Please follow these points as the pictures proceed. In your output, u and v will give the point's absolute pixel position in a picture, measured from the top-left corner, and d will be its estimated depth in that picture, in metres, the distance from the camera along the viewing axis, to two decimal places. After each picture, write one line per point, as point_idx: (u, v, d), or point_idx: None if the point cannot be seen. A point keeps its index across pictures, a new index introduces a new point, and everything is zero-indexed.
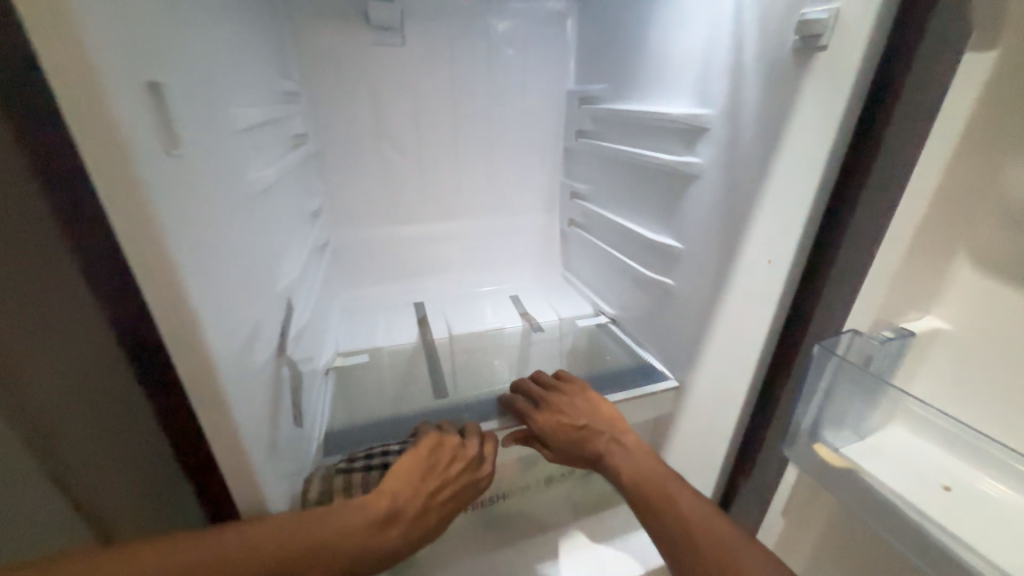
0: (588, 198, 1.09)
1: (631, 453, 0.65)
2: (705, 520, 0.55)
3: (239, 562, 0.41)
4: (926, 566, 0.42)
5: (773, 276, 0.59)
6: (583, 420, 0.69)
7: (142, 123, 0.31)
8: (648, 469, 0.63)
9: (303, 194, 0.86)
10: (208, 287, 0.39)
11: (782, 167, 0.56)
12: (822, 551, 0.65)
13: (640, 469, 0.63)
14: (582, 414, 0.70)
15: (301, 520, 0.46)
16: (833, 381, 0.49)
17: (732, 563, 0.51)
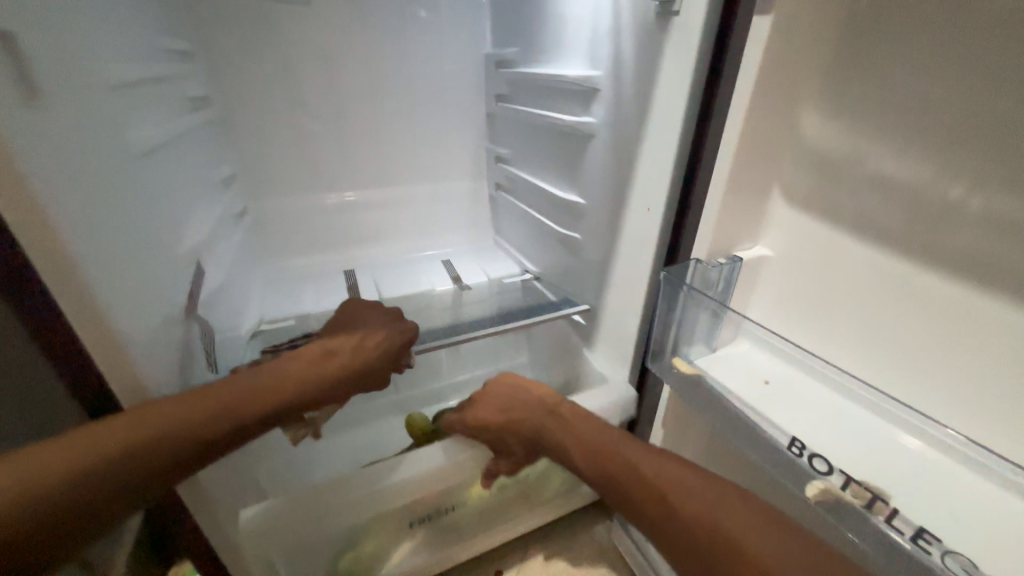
0: (510, 161, 1.13)
1: (567, 429, 0.60)
2: (637, 454, 0.54)
3: (179, 416, 0.46)
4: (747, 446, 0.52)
5: (651, 222, 0.68)
6: (506, 407, 0.65)
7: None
8: (579, 422, 0.61)
9: (208, 161, 0.84)
10: (86, 239, 0.41)
11: (653, 124, 0.64)
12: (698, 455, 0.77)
13: (578, 437, 0.59)
14: (512, 403, 0.65)
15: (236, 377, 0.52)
16: (686, 306, 0.59)
17: (677, 500, 0.48)
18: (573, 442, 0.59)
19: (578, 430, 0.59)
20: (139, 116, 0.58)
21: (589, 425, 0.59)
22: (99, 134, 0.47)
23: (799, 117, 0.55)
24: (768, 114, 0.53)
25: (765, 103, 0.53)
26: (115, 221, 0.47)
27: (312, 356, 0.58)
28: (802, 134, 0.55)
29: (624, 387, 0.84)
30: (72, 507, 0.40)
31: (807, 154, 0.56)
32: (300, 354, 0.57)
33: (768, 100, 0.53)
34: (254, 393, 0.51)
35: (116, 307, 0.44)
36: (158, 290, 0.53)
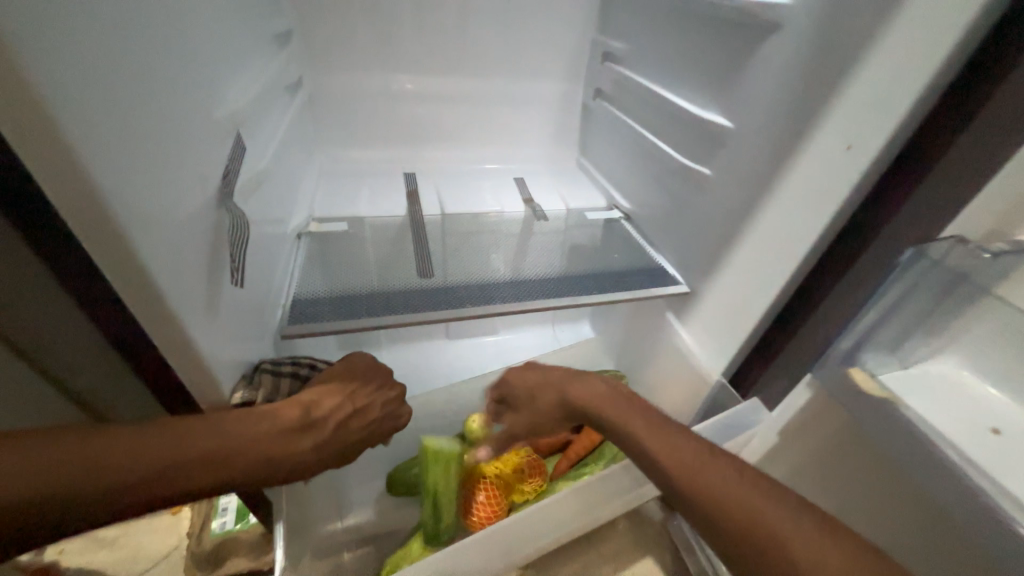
0: (624, 60, 0.88)
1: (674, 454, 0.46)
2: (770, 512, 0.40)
3: (120, 464, 0.37)
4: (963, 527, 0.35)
5: (850, 166, 0.47)
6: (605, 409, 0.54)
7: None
8: (681, 458, 0.46)
9: (260, 5, 0.66)
10: (57, 70, 0.28)
11: (911, 10, 0.41)
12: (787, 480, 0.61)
13: (686, 469, 0.45)
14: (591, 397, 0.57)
15: (204, 421, 0.43)
16: (898, 299, 0.40)
17: None
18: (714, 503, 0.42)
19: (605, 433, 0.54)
20: None
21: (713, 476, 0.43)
22: None
23: None
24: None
25: None
26: (106, 43, 0.32)
27: (292, 422, 0.48)
28: None
29: (723, 367, 0.68)
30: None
31: None
32: (278, 412, 0.48)
33: None
34: (211, 452, 0.42)
35: (109, 179, 0.32)
36: (183, 161, 0.41)
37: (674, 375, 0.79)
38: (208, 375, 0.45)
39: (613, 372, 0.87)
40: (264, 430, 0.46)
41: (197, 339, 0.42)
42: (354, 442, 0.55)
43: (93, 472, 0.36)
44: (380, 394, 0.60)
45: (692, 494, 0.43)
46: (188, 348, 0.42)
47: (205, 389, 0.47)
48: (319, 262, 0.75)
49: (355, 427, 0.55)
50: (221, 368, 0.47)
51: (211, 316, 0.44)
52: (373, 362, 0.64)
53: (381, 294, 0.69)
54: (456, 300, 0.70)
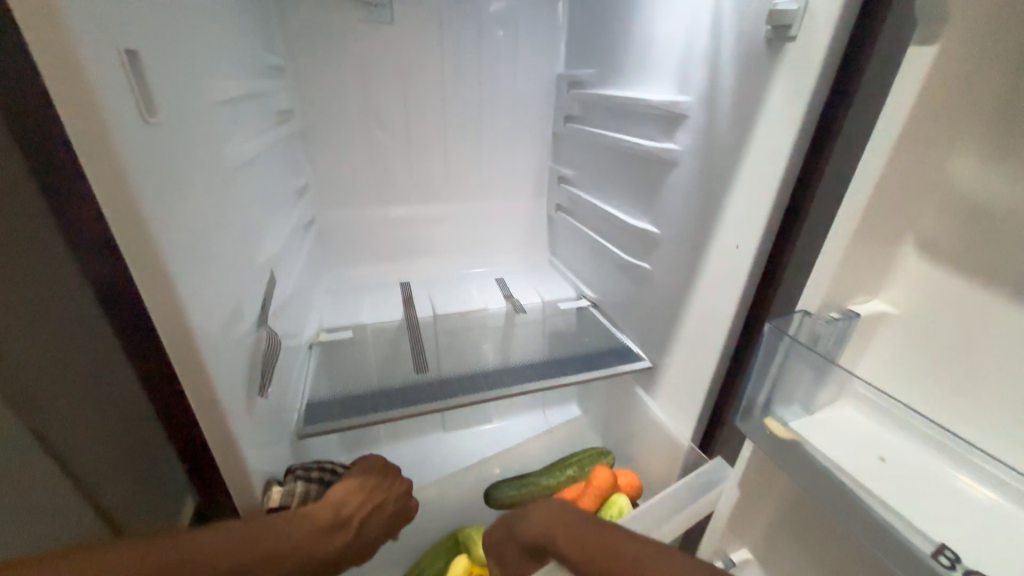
0: (575, 182, 1.10)
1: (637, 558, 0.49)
2: None
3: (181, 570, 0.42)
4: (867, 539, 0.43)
5: (740, 259, 0.62)
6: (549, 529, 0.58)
7: (109, 82, 0.33)
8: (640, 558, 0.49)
9: (288, 170, 0.86)
10: (183, 256, 0.42)
11: (753, 157, 0.59)
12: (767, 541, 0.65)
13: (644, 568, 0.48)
14: (541, 521, 0.60)
15: (255, 525, 0.49)
16: (786, 358, 0.52)
17: None
18: None
19: (563, 530, 0.57)
20: (238, 128, 0.60)
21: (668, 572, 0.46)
22: (202, 147, 0.48)
23: (944, 161, 0.44)
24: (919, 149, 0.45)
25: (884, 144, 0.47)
26: (206, 231, 0.47)
27: (324, 522, 0.55)
28: (950, 176, 0.44)
29: (690, 432, 0.76)
30: None
31: (952, 199, 0.44)
32: (314, 515, 0.55)
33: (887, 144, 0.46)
34: (263, 553, 0.48)
35: (201, 324, 0.44)
36: (237, 300, 0.54)
37: (653, 445, 0.87)
38: (243, 473, 0.53)
39: (599, 448, 0.94)
40: (305, 531, 0.53)
41: (239, 441, 0.51)
42: (375, 539, 0.61)
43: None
44: (394, 490, 0.68)
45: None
46: (231, 449, 0.51)
47: (238, 487, 0.54)
48: (327, 367, 0.86)
49: (375, 525, 0.61)
50: (253, 467, 0.55)
51: (249, 420, 0.54)
52: (384, 460, 0.71)
53: (384, 392, 0.79)
54: (449, 391, 0.80)
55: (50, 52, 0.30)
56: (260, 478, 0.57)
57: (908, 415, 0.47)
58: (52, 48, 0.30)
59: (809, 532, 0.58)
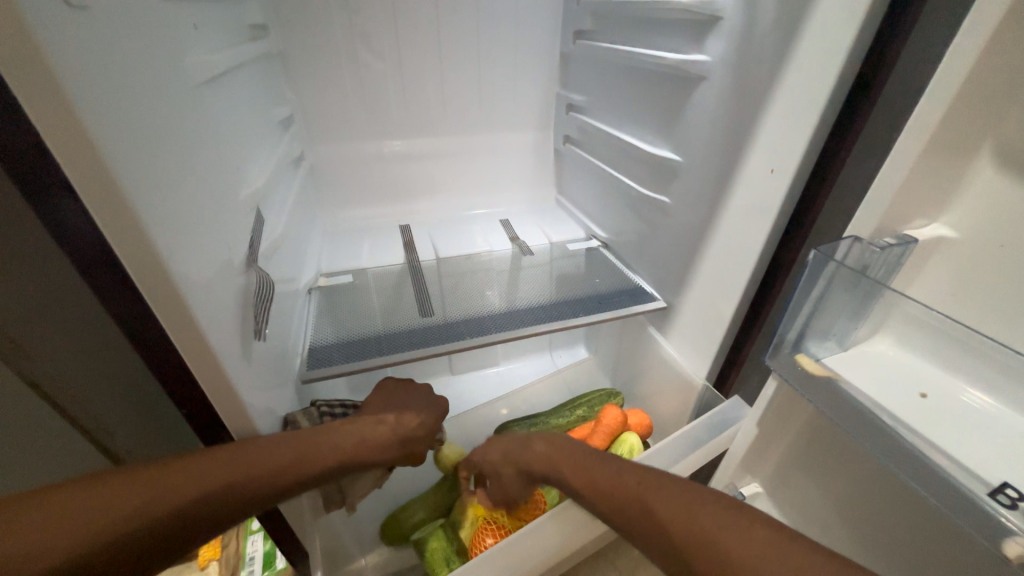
0: (586, 110, 1.00)
1: (667, 496, 0.44)
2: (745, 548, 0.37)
3: (245, 474, 0.47)
4: (907, 479, 0.41)
5: (775, 186, 0.56)
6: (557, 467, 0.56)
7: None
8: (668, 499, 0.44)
9: (268, 97, 0.77)
10: (144, 180, 0.36)
11: (798, 64, 0.51)
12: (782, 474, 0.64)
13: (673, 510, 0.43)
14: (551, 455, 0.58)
15: (302, 433, 0.54)
16: (824, 293, 0.48)
17: None
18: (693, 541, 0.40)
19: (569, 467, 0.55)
20: (199, 38, 0.52)
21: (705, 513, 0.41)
22: (151, 53, 0.41)
23: None
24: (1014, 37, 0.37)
25: (970, 32, 0.38)
26: (169, 154, 0.41)
27: (364, 425, 0.61)
28: None
29: (706, 372, 0.74)
30: (133, 540, 0.39)
31: None
32: (349, 423, 0.61)
33: (974, 31, 0.38)
34: (314, 452, 0.53)
35: (175, 260, 0.40)
36: (218, 237, 0.48)
37: (665, 386, 0.85)
38: (245, 420, 0.51)
39: (610, 390, 0.93)
40: (346, 434, 0.58)
41: (236, 387, 0.49)
42: (415, 437, 0.67)
43: (229, 481, 0.46)
44: (421, 401, 0.74)
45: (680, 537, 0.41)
46: (229, 396, 0.49)
47: (242, 433, 0.53)
48: (328, 313, 0.83)
49: (412, 426, 0.67)
50: (255, 413, 0.53)
51: (245, 366, 0.51)
52: (403, 379, 0.77)
53: (388, 337, 0.76)
54: (456, 335, 0.77)
55: None
56: (265, 423, 0.55)
57: (954, 348, 0.43)
58: None
59: (833, 467, 0.57)
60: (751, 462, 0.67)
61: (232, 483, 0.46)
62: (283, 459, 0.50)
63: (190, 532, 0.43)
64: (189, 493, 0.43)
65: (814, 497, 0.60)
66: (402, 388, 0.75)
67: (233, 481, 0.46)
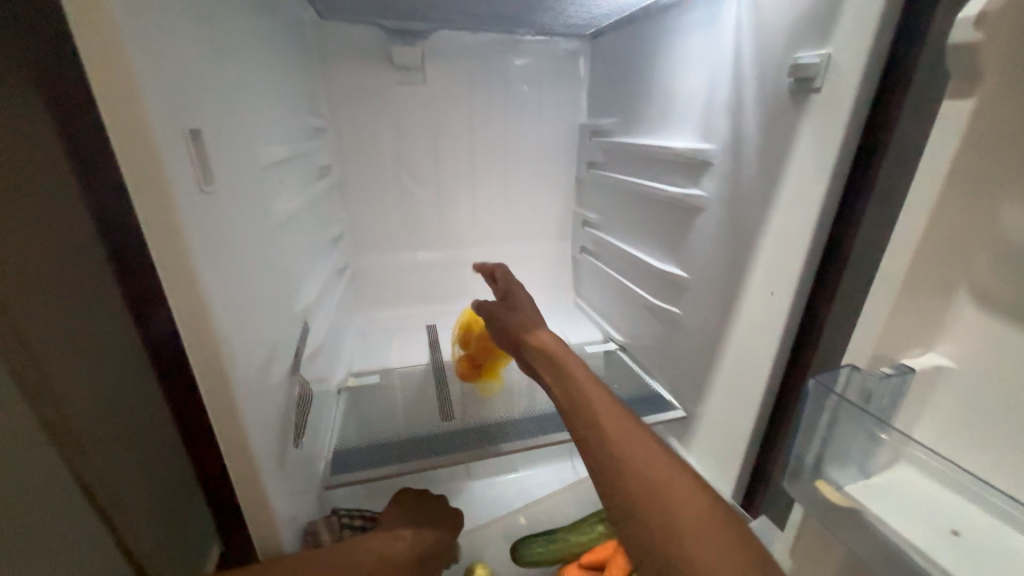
0: (599, 226, 1.11)
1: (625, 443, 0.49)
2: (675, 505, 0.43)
3: None
4: None
5: (778, 307, 0.60)
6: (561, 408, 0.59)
7: (174, 152, 0.37)
8: (625, 451, 0.48)
9: (325, 221, 0.91)
10: (230, 310, 0.44)
11: (783, 204, 0.58)
12: None
13: (616, 456, 0.48)
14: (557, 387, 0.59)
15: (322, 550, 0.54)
16: (833, 421, 0.50)
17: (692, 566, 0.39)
18: (641, 488, 0.45)
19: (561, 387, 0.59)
20: (284, 187, 0.65)
21: (648, 470, 0.46)
22: (251, 206, 0.52)
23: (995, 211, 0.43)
24: (958, 199, 0.44)
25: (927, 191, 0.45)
26: (251, 284, 0.50)
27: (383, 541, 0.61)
28: (1002, 231, 0.42)
29: (733, 491, 0.71)
30: None
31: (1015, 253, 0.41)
32: (369, 539, 0.60)
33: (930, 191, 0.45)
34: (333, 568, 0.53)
35: (239, 378, 0.45)
36: (273, 351, 0.55)
37: None
38: (273, 529, 0.52)
39: None
40: (366, 551, 0.58)
41: (270, 494, 0.51)
42: (431, 556, 0.65)
43: None
44: (440, 518, 0.73)
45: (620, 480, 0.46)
46: (262, 503, 0.51)
47: (265, 546, 0.53)
48: (355, 413, 0.86)
49: (429, 542, 0.66)
50: (282, 521, 0.54)
51: (278, 473, 0.54)
52: (420, 491, 0.77)
53: (410, 441, 0.78)
54: (475, 441, 0.78)
55: (122, 130, 0.33)
56: (288, 533, 0.56)
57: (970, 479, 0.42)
58: (124, 126, 0.33)
59: None
60: None
61: None
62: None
63: None
64: None
65: None
66: (418, 502, 0.75)
67: None
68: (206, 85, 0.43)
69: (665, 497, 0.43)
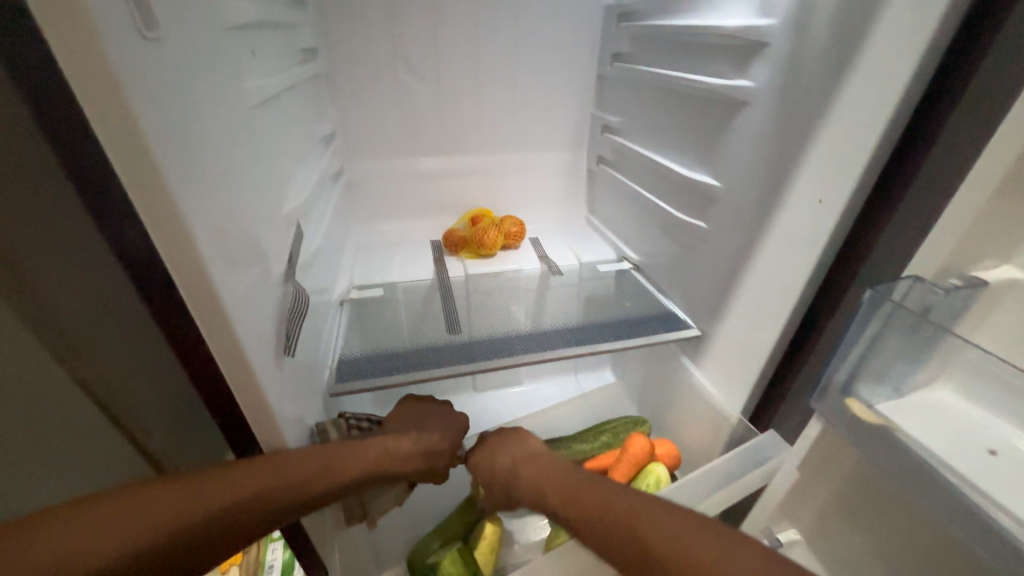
0: (620, 132, 1.00)
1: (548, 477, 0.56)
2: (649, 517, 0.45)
3: (270, 487, 0.47)
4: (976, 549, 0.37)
5: (825, 217, 0.53)
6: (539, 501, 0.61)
7: None
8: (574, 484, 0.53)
9: (313, 117, 0.81)
10: (198, 197, 0.38)
11: (852, 90, 0.48)
12: (827, 524, 0.59)
13: (568, 491, 0.53)
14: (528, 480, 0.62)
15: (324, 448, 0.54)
16: (880, 333, 0.45)
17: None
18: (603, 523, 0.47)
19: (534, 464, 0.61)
20: (255, 62, 0.55)
21: (608, 497, 0.49)
22: (212, 77, 0.43)
23: None
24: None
25: None
26: (222, 172, 0.43)
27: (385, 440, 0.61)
28: None
29: (742, 407, 0.70)
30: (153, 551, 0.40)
31: None
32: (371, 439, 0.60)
33: None
34: (332, 463, 0.53)
35: (220, 275, 0.41)
36: (259, 251, 0.50)
37: (697, 418, 0.81)
38: (276, 432, 0.52)
39: (637, 417, 0.90)
40: (368, 449, 0.58)
41: (269, 399, 0.50)
42: (433, 455, 0.66)
43: (251, 493, 0.46)
44: (443, 421, 0.73)
45: (588, 512, 0.49)
46: (261, 407, 0.49)
47: (271, 447, 0.53)
48: (358, 325, 0.84)
49: (433, 442, 0.67)
50: (286, 424, 0.53)
51: (277, 378, 0.52)
52: (422, 397, 0.77)
53: (415, 352, 0.77)
54: (482, 354, 0.76)
55: None
56: (293, 435, 0.55)
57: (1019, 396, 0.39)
58: None
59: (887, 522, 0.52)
60: (787, 506, 0.63)
61: (258, 495, 0.46)
62: (304, 474, 0.50)
63: (210, 543, 0.43)
64: (216, 504, 0.44)
65: (864, 555, 0.55)
66: (420, 406, 0.75)
67: (257, 494, 0.46)
68: None
69: (603, 498, 0.50)
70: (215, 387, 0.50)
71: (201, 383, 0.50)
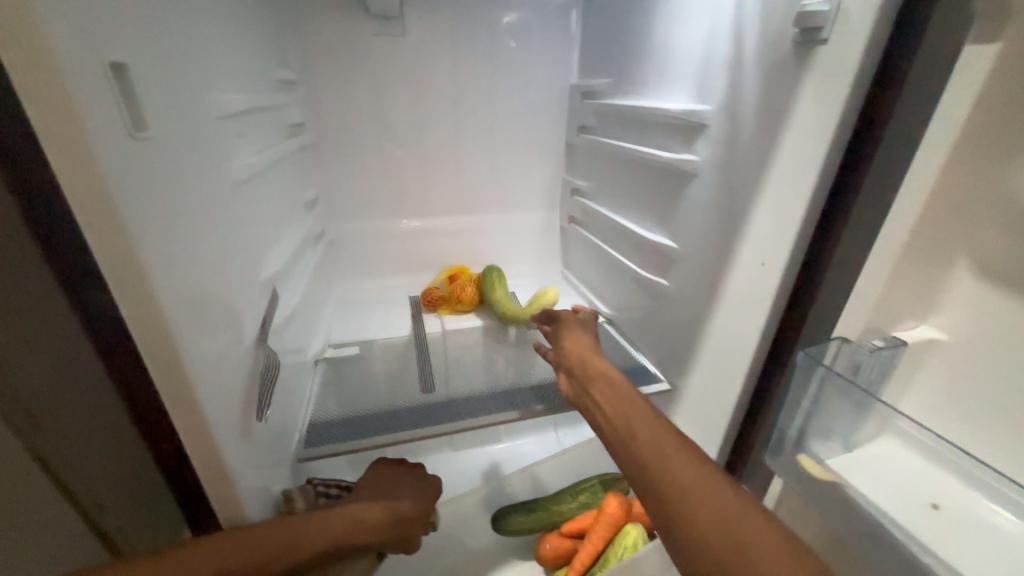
0: (589, 194, 1.07)
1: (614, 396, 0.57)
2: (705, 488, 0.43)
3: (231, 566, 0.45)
4: None
5: (768, 279, 0.58)
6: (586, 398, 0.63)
7: (90, 89, 0.32)
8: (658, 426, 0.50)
9: (297, 184, 0.85)
10: (171, 275, 0.40)
11: (779, 169, 0.55)
12: None
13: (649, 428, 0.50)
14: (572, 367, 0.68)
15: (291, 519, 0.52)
16: (823, 390, 0.48)
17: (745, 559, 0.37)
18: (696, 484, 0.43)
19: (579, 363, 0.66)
20: (240, 143, 0.59)
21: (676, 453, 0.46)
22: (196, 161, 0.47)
23: None
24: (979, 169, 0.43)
25: None
26: (199, 248, 0.46)
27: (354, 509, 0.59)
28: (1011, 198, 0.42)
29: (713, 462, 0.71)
30: None
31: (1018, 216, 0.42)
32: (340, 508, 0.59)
33: None
34: (299, 535, 0.51)
35: (187, 347, 0.42)
36: (231, 319, 0.51)
37: None
38: (237, 504, 0.51)
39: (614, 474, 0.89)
40: (335, 518, 0.56)
41: (230, 470, 0.49)
42: (405, 523, 0.64)
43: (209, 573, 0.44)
44: (415, 486, 0.71)
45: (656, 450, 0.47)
46: (221, 478, 0.49)
47: (230, 521, 0.51)
48: (333, 384, 0.84)
49: (406, 509, 0.65)
50: (248, 496, 0.52)
51: (241, 447, 0.51)
52: (393, 462, 0.76)
53: (388, 412, 0.76)
54: (456, 412, 0.77)
55: (20, 61, 0.28)
56: (255, 506, 0.54)
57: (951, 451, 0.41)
58: (22, 58, 0.28)
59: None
60: None
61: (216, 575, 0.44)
62: (266, 549, 0.48)
63: None
64: None
65: None
66: (392, 471, 0.73)
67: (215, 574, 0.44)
68: (134, 17, 0.38)
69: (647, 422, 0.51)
70: (173, 459, 0.49)
71: (160, 455, 0.49)
